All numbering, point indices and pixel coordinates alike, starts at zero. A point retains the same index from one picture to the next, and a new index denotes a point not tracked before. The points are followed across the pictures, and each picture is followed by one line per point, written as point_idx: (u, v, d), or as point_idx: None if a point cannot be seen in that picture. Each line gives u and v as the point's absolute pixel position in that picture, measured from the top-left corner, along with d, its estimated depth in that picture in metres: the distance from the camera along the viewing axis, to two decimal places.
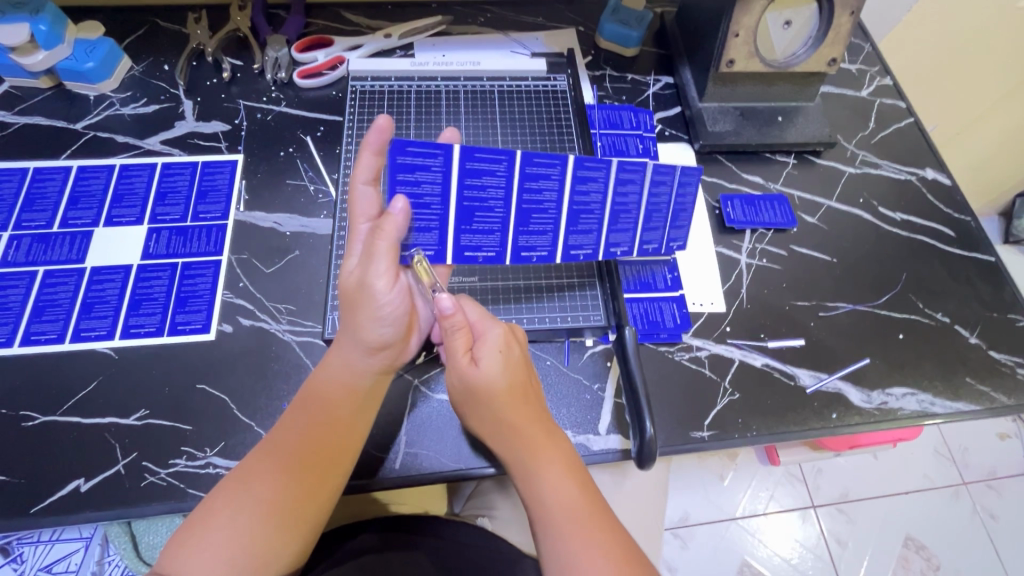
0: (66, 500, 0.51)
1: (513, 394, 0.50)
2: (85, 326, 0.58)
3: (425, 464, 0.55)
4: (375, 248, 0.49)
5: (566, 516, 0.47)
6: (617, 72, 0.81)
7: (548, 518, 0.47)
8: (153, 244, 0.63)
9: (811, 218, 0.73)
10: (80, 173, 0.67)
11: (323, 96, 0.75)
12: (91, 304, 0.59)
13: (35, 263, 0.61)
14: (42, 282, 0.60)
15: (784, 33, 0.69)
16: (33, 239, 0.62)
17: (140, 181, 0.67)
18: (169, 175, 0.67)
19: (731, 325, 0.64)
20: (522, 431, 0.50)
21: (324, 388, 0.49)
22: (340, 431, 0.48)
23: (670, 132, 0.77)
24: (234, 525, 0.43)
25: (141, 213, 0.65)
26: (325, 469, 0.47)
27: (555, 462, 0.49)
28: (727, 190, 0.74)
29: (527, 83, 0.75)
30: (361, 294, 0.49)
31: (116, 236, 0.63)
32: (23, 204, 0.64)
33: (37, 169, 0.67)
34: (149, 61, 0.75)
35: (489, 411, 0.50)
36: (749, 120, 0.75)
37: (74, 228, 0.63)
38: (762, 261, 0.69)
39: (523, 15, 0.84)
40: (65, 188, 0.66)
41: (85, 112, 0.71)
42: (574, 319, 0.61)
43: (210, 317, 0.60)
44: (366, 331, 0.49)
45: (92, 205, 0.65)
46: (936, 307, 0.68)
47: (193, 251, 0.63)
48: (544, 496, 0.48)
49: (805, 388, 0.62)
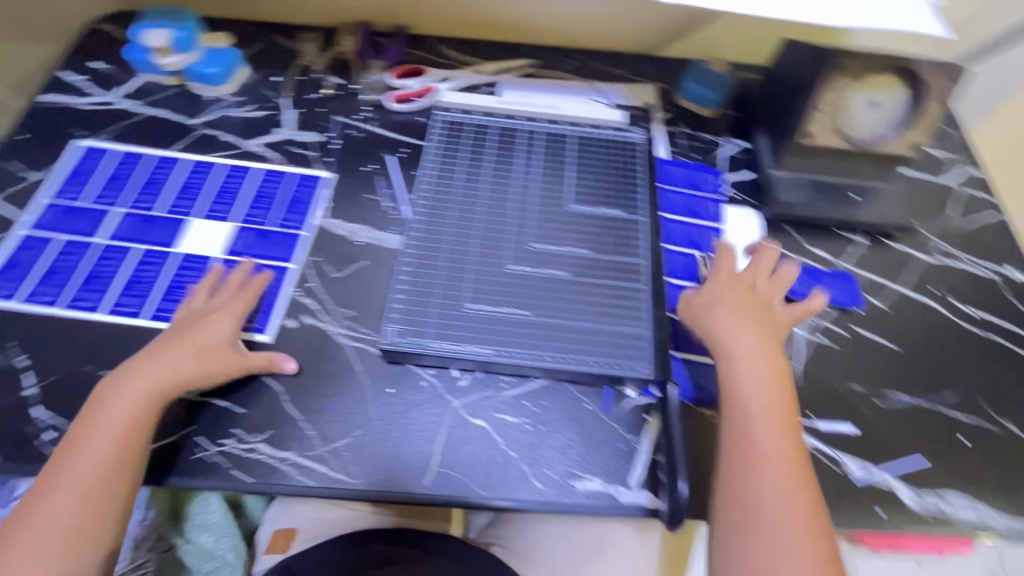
0: None
1: (736, 305, 0.60)
2: (167, 304, 0.63)
3: (452, 488, 0.55)
4: (199, 315, 0.59)
5: (767, 408, 0.53)
6: (692, 130, 0.83)
7: (742, 405, 0.54)
8: (238, 242, 0.68)
9: (877, 301, 0.71)
10: (192, 166, 0.74)
11: (409, 120, 0.79)
12: (173, 286, 0.64)
13: (138, 242, 0.67)
14: (138, 259, 0.66)
15: (870, 113, 0.70)
16: (140, 218, 0.68)
17: (238, 181, 0.73)
18: (267, 181, 0.73)
19: None
20: (749, 337, 0.57)
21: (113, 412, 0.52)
22: (110, 469, 0.50)
23: (739, 196, 0.77)
24: (26, 557, 0.47)
25: (234, 212, 0.70)
26: (85, 511, 0.49)
27: (766, 372, 0.55)
28: (791, 260, 0.73)
29: (604, 132, 0.75)
30: (203, 320, 0.58)
31: (208, 230, 0.68)
32: (142, 186, 0.71)
33: (161, 159, 0.74)
34: (262, 71, 0.83)
35: (711, 314, 0.60)
36: (822, 194, 0.75)
37: (174, 215, 0.69)
38: (819, 337, 0.67)
39: (609, 66, 0.88)
40: (178, 179, 0.72)
41: (201, 110, 0.79)
42: (619, 368, 0.59)
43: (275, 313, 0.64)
44: (163, 361, 0.55)
45: (196, 196, 0.71)
46: (1006, 414, 0.64)
47: (269, 255, 0.67)
48: (745, 390, 0.54)
49: (851, 476, 0.59)
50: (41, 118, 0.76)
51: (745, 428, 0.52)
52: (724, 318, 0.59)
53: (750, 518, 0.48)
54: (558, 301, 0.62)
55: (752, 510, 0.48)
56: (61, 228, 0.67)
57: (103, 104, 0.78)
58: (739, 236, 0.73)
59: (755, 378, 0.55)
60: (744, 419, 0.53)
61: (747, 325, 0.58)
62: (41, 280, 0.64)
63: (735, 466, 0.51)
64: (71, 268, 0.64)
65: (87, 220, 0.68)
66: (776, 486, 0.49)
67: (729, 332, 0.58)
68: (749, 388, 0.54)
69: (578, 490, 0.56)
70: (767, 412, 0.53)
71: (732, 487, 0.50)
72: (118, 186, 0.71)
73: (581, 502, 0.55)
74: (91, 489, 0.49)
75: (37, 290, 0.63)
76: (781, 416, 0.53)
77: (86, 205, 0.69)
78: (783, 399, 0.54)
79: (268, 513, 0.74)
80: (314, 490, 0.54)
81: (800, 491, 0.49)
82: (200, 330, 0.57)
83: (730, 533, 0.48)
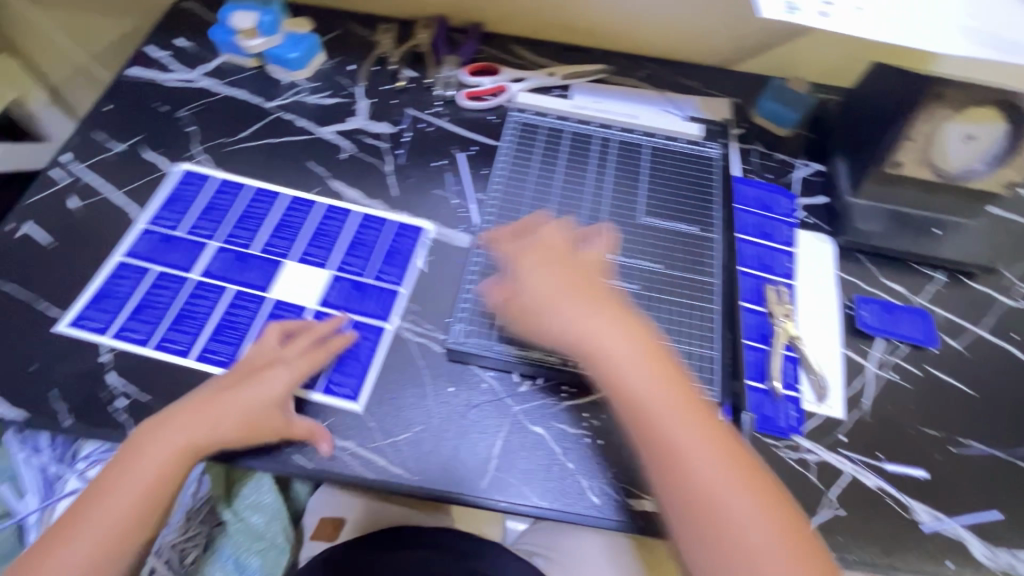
0: None
1: (569, 283, 0.56)
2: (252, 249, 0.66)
3: (509, 494, 0.55)
4: (254, 365, 0.56)
5: (675, 406, 0.50)
6: (766, 149, 0.81)
7: (649, 409, 0.50)
8: (332, 292, 0.63)
9: (954, 342, 0.68)
10: (291, 203, 0.70)
11: (480, 118, 0.79)
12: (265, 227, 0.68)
13: (229, 280, 0.63)
14: (230, 301, 0.62)
15: (963, 146, 0.66)
16: (235, 256, 0.65)
17: (336, 225, 0.69)
18: (365, 226, 0.69)
19: (847, 436, 0.60)
20: (549, 309, 0.55)
21: (146, 458, 0.52)
22: (131, 519, 0.50)
23: (812, 220, 0.75)
24: None
25: (330, 257, 0.66)
26: (98, 557, 0.49)
27: (620, 349, 0.52)
28: (865, 292, 0.70)
29: (679, 145, 0.74)
30: (258, 373, 0.55)
31: (303, 274, 0.65)
32: (238, 219, 0.68)
33: (259, 190, 0.71)
34: (337, 59, 0.84)
35: (537, 296, 0.56)
36: (902, 226, 0.72)
37: (270, 255, 0.65)
38: (891, 375, 0.64)
39: (683, 77, 0.86)
40: (276, 214, 0.69)
41: (278, 93, 0.80)
42: None
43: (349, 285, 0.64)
44: (206, 417, 0.53)
45: (292, 235, 0.67)
46: None
47: (365, 311, 0.63)
48: (647, 392, 0.51)
49: (921, 524, 0.56)
50: (125, 91, 0.78)
51: (665, 432, 0.49)
52: (553, 306, 0.55)
53: (702, 514, 0.47)
54: None
55: (699, 504, 0.47)
56: (157, 259, 0.64)
57: (184, 82, 0.79)
58: (812, 263, 0.71)
59: (637, 376, 0.51)
60: (659, 436, 0.49)
61: (569, 303, 0.55)
62: (132, 315, 0.61)
63: (671, 478, 0.48)
64: (162, 303, 0.61)
65: (182, 252, 0.65)
66: (725, 485, 0.47)
67: (573, 324, 0.54)
68: (648, 387, 0.51)
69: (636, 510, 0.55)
70: (665, 402, 0.50)
71: (670, 490, 0.48)
72: (216, 218, 0.68)
73: (639, 523, 0.54)
74: (109, 537, 0.50)
75: (128, 326, 0.60)
76: (680, 401, 0.51)
77: (183, 235, 0.66)
78: (652, 373, 0.52)
79: (312, 501, 0.77)
80: (372, 481, 0.54)
81: (731, 469, 0.48)
82: (250, 386, 0.54)
83: (709, 559, 0.46)
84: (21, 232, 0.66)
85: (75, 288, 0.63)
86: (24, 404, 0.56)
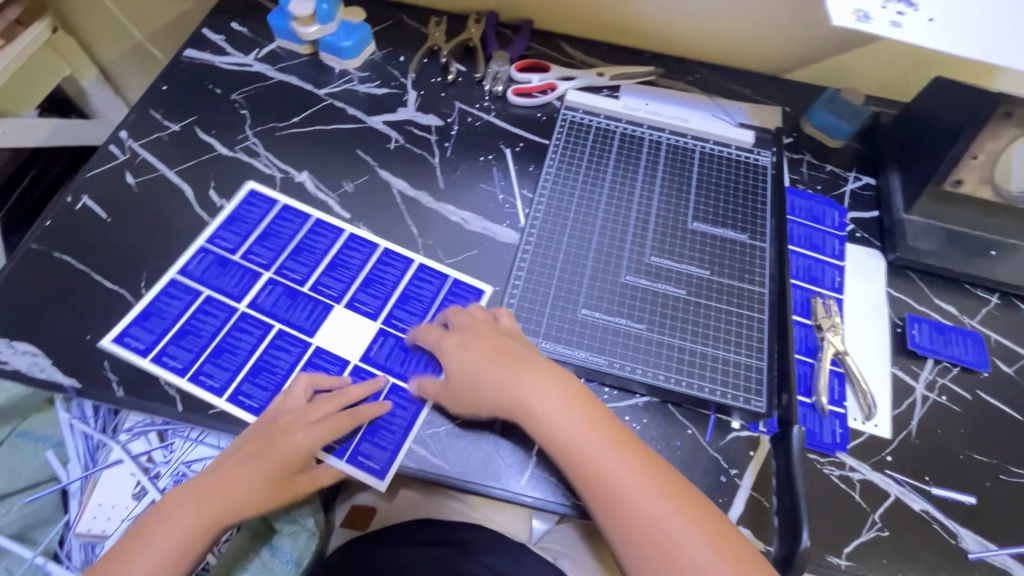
0: (237, 412, 0.57)
1: (475, 331, 0.57)
2: (289, 265, 0.65)
3: (549, 492, 0.54)
4: (275, 430, 0.53)
5: (596, 438, 0.51)
6: (816, 159, 0.79)
7: (572, 451, 0.51)
8: (376, 347, 0.61)
9: (1006, 367, 0.66)
10: (348, 241, 0.67)
11: (529, 115, 0.79)
12: (301, 249, 0.66)
13: (275, 316, 0.61)
14: (272, 340, 0.60)
15: None
16: (284, 291, 0.63)
17: (394, 273, 0.65)
18: (418, 280, 0.65)
19: (893, 456, 0.59)
20: (480, 372, 0.55)
21: (174, 519, 0.51)
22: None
23: (861, 234, 0.73)
24: None
25: (380, 308, 0.63)
26: None
27: (532, 381, 0.53)
28: (915, 310, 0.68)
29: (730, 151, 0.73)
30: (279, 438, 0.52)
31: (350, 321, 0.62)
32: (292, 252, 0.66)
33: (318, 221, 0.68)
34: (388, 50, 0.84)
35: (462, 348, 0.56)
36: (957, 245, 0.70)
37: (321, 296, 0.63)
38: (940, 397, 0.63)
39: (734, 83, 0.85)
40: (330, 251, 0.66)
41: (329, 81, 0.81)
42: (731, 397, 0.57)
43: (384, 305, 0.63)
44: (235, 477, 0.52)
45: (345, 277, 0.64)
46: None
47: (407, 375, 0.59)
48: (567, 432, 0.52)
49: (967, 552, 0.55)
50: (181, 71, 0.79)
51: (589, 467, 0.50)
52: (460, 353, 0.56)
53: (646, 539, 0.47)
54: (673, 321, 0.61)
55: (642, 532, 0.47)
56: (208, 281, 0.63)
57: (239, 66, 0.81)
58: (861, 278, 0.69)
59: (557, 414, 0.52)
60: (593, 475, 0.50)
61: (478, 345, 0.56)
62: (174, 340, 0.59)
63: (607, 508, 0.49)
64: (206, 332, 0.60)
65: (234, 279, 0.63)
66: (663, 508, 0.48)
67: (494, 373, 0.54)
68: (567, 428, 0.52)
69: None
70: (586, 431, 0.51)
71: (607, 520, 0.49)
72: (270, 246, 0.66)
73: None
74: None
75: (167, 351, 0.59)
76: (603, 431, 0.52)
77: (238, 260, 0.64)
78: (578, 405, 0.53)
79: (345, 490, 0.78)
80: (412, 471, 0.55)
81: (661, 492, 0.49)
82: (275, 450, 0.52)
83: None
84: (79, 205, 0.68)
85: (129, 262, 0.64)
86: (78, 372, 0.58)
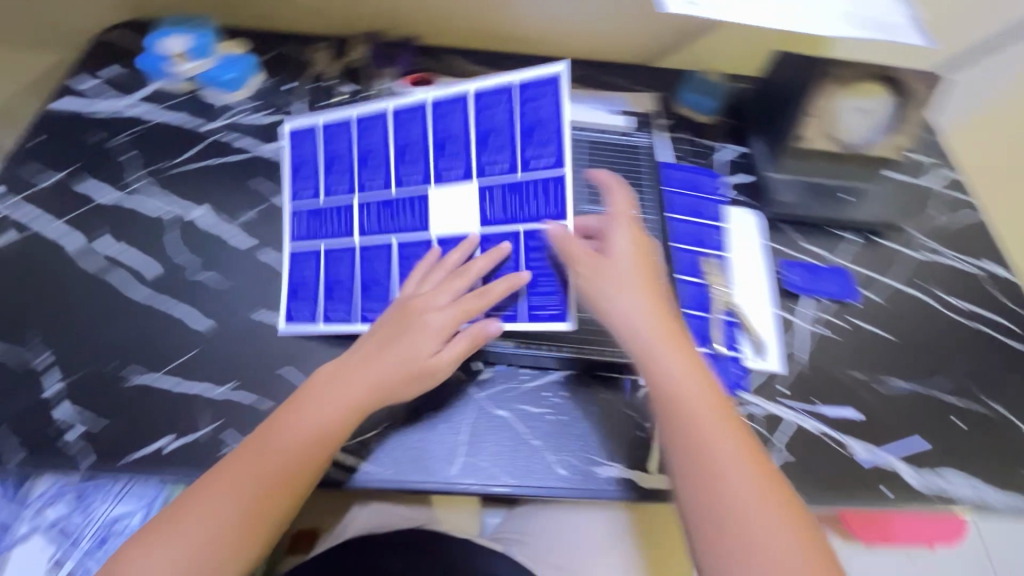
0: (153, 456, 0.55)
1: (637, 258, 0.58)
2: (331, 181, 0.65)
3: (480, 476, 0.57)
4: (405, 311, 0.57)
5: (705, 405, 0.52)
6: (692, 136, 0.87)
7: (682, 408, 0.52)
8: (489, 205, 0.59)
9: (870, 294, 0.75)
10: (325, 131, 0.66)
11: None
12: (330, 161, 0.66)
13: (387, 232, 0.62)
14: (397, 254, 0.62)
15: (857, 118, 0.74)
16: (343, 208, 0.64)
17: (376, 136, 0.64)
18: (402, 126, 0.63)
19: (785, 386, 0.66)
20: (660, 323, 0.56)
21: (275, 442, 0.53)
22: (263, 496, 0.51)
23: (739, 198, 0.81)
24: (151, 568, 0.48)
25: (426, 168, 0.61)
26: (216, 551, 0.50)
27: (682, 360, 0.54)
28: (789, 256, 0.77)
29: (609, 136, 0.79)
30: (409, 318, 0.57)
31: (449, 193, 0.61)
32: (324, 167, 0.66)
33: (325, 124, 0.67)
34: (274, 78, 0.84)
35: (605, 276, 0.56)
36: (816, 194, 0.80)
37: (373, 194, 0.63)
38: (820, 328, 0.71)
39: (611, 75, 0.92)
40: (353, 145, 0.65)
41: (216, 115, 0.80)
42: (636, 359, 0.62)
43: (428, 168, 0.61)
44: (389, 369, 0.56)
45: (379, 164, 0.63)
46: (994, 397, 0.68)
47: (530, 213, 0.58)
48: (682, 393, 0.53)
49: (858, 459, 0.62)
50: (54, 124, 0.77)
51: (688, 428, 0.51)
52: (624, 299, 0.56)
53: (724, 509, 0.48)
54: None
55: (726, 502, 0.48)
56: (316, 235, 0.65)
57: (117, 111, 0.79)
58: (740, 235, 0.77)
59: (676, 370, 0.54)
60: (692, 432, 0.51)
61: (646, 300, 0.56)
62: (291, 297, 0.64)
63: (693, 473, 0.50)
64: (310, 278, 0.65)
65: (335, 220, 0.65)
66: (746, 488, 0.49)
67: (626, 320, 0.56)
68: (682, 381, 0.53)
69: (600, 476, 0.58)
70: (700, 396, 0.53)
71: (690, 483, 0.50)
72: (309, 174, 0.67)
73: (603, 487, 0.57)
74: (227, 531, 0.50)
75: (329, 309, 0.63)
76: (718, 399, 0.53)
77: (328, 203, 0.65)
78: (706, 382, 0.54)
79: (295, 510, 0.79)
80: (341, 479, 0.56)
81: (746, 467, 0.50)
82: (398, 342, 0.57)
83: (726, 558, 0.47)
84: None
85: (19, 324, 0.62)
86: None
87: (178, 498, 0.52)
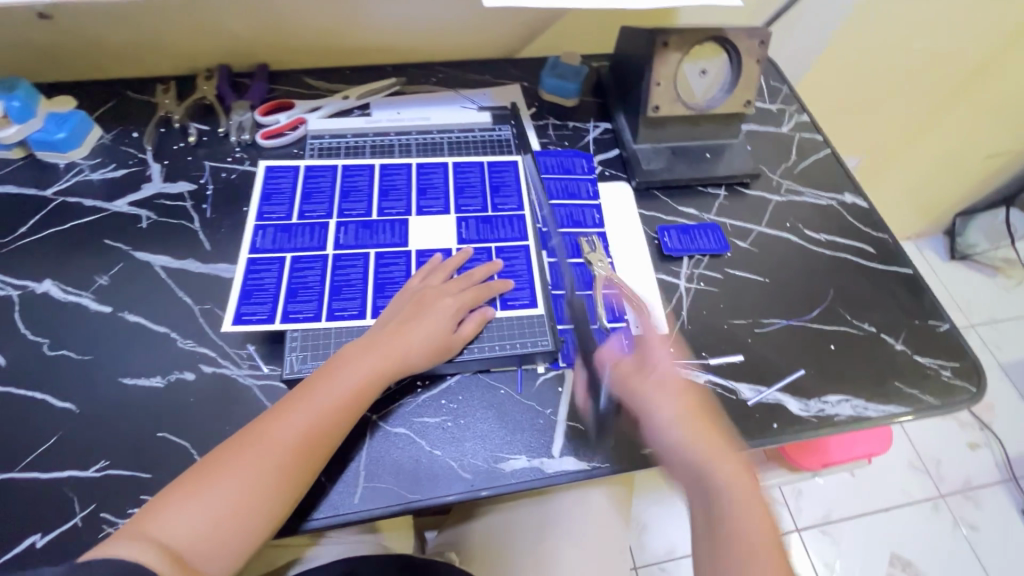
0: (20, 558, 0.51)
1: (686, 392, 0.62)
2: (307, 209, 0.72)
3: (383, 498, 0.56)
4: (420, 297, 0.63)
5: (740, 493, 0.56)
6: (560, 120, 0.89)
7: (726, 502, 0.56)
8: (465, 231, 0.72)
9: (742, 243, 0.79)
10: (308, 171, 0.76)
11: (285, 153, 0.80)
12: (269, 193, 0.73)
13: (365, 246, 0.70)
14: (376, 261, 0.69)
15: (701, 78, 0.81)
16: (277, 229, 0.70)
17: (363, 179, 0.75)
18: (388, 174, 0.76)
19: (674, 346, 0.68)
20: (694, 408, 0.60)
21: (317, 406, 0.54)
22: (298, 457, 0.52)
23: (609, 172, 0.84)
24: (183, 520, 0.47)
25: (369, 207, 0.73)
26: (250, 500, 0.49)
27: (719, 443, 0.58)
28: (664, 221, 0.79)
29: (474, 134, 0.82)
30: (424, 302, 0.62)
31: (429, 222, 0.73)
32: (263, 197, 0.73)
33: (271, 167, 0.76)
34: (117, 130, 0.80)
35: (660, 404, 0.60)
36: (681, 158, 0.83)
37: (349, 219, 0.72)
38: (700, 284, 0.74)
39: (473, 73, 0.93)
40: (297, 184, 0.74)
41: (55, 178, 0.75)
42: (526, 346, 0.64)
43: (409, 203, 0.74)
44: (413, 345, 0.59)
45: (324, 199, 0.73)
46: (863, 317, 0.73)
47: (502, 237, 0.72)
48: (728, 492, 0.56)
49: (746, 401, 0.65)
50: None
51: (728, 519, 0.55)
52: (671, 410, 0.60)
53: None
54: None
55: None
56: (284, 246, 0.69)
57: None
58: (617, 208, 0.79)
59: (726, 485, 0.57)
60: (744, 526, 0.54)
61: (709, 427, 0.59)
62: (244, 299, 0.65)
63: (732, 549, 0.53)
64: (269, 284, 0.66)
65: (306, 235, 0.70)
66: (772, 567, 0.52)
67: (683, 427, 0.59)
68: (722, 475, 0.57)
69: (506, 471, 0.58)
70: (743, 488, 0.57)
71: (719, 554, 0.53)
72: (276, 200, 0.72)
73: (509, 481, 0.58)
74: (262, 482, 0.50)
75: (291, 309, 0.64)
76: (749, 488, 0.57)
77: (298, 222, 0.71)
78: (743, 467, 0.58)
79: None
80: None
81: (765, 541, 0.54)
82: (421, 312, 0.61)
83: None
84: None
85: None
86: None
87: (207, 460, 0.51)
